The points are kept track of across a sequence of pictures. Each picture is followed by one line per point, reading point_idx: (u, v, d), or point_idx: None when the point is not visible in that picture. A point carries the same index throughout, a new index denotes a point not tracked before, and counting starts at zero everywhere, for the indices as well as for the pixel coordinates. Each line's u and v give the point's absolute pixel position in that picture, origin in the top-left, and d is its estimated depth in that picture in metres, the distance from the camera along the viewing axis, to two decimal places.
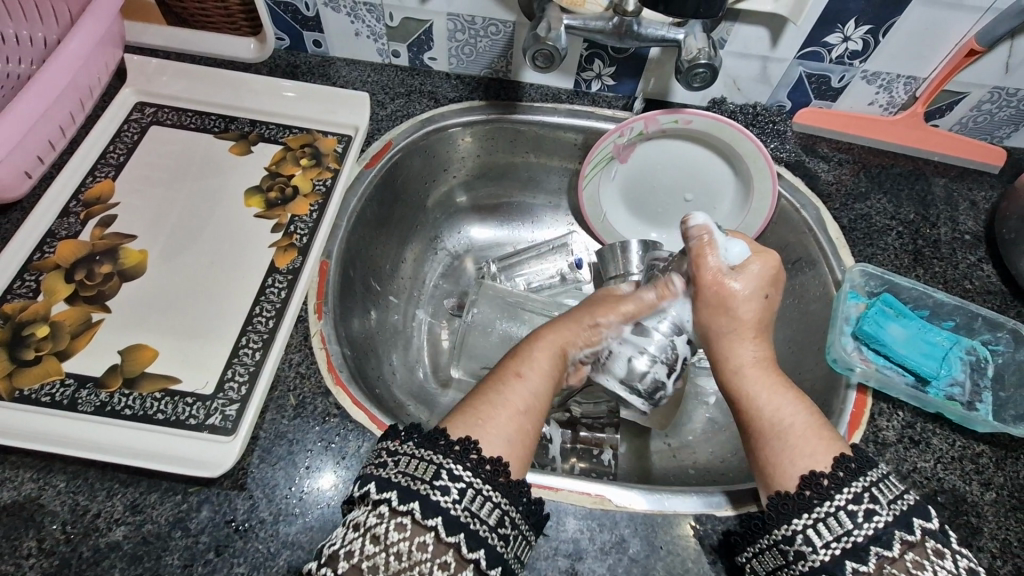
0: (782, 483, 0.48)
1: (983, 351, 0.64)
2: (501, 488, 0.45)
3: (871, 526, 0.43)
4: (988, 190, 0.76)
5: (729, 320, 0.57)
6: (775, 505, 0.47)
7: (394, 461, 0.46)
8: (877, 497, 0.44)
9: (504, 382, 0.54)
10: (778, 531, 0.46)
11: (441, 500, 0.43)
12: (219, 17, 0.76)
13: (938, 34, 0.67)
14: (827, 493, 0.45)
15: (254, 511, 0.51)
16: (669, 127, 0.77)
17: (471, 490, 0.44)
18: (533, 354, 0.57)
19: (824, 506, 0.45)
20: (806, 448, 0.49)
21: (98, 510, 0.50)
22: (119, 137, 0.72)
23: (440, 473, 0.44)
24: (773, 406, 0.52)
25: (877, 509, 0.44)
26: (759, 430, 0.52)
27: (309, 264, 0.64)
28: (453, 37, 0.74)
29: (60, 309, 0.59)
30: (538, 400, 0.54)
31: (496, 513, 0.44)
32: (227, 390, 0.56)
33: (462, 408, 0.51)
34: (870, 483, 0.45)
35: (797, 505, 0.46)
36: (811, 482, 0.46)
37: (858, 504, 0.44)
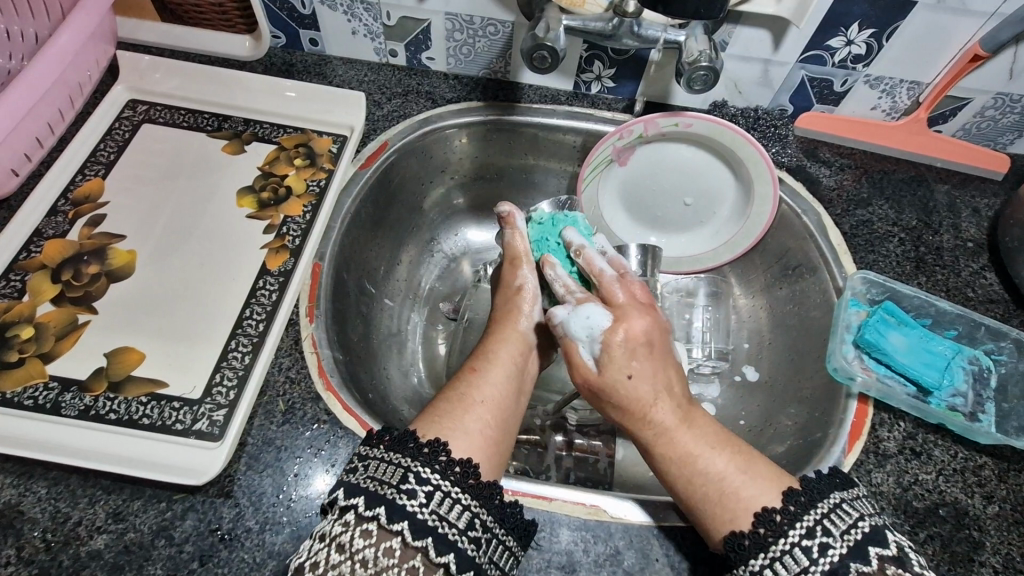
0: (735, 525, 0.47)
1: (985, 361, 0.63)
2: (470, 490, 0.44)
3: (828, 560, 0.42)
4: (991, 197, 0.75)
5: (624, 368, 0.52)
6: (732, 546, 0.45)
7: (363, 466, 0.45)
8: (830, 528, 0.44)
9: (465, 381, 0.54)
10: (737, 571, 0.45)
11: (407, 505, 0.42)
12: (214, 13, 0.75)
13: (942, 39, 0.66)
14: (781, 530, 0.44)
15: (240, 519, 0.50)
16: (669, 130, 0.76)
17: (439, 494, 0.43)
18: (491, 352, 0.57)
19: (779, 544, 0.44)
20: (748, 488, 0.48)
21: (79, 518, 0.49)
22: (110, 134, 0.71)
23: (407, 477, 0.43)
24: (695, 451, 0.50)
25: (831, 542, 0.43)
26: (695, 490, 0.49)
27: (301, 266, 0.63)
28: (451, 36, 0.73)
29: (45, 310, 0.58)
30: (502, 390, 0.54)
31: (465, 517, 0.43)
32: (215, 394, 0.55)
33: (426, 411, 0.51)
34: (821, 515, 0.44)
35: (753, 546, 0.45)
36: (766, 519, 0.45)
37: (811, 539, 0.43)
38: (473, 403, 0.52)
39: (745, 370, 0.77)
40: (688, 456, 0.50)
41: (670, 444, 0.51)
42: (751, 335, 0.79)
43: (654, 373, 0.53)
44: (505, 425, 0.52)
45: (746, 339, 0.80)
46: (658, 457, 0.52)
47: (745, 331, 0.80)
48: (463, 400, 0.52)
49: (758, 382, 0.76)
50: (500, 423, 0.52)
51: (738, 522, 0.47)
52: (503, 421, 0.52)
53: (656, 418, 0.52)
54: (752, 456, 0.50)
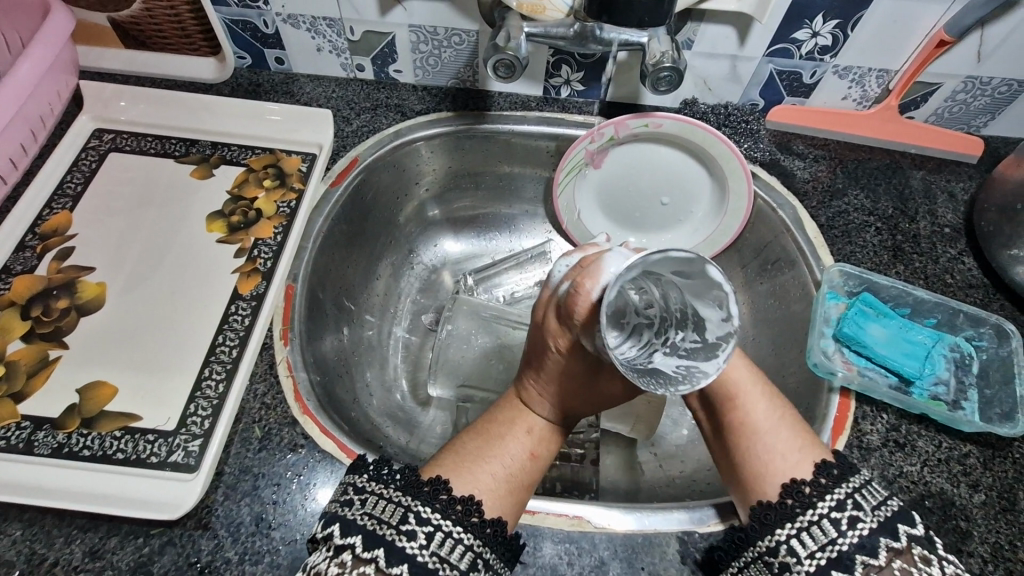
0: (762, 492, 0.47)
1: (967, 348, 0.63)
2: (473, 530, 0.44)
3: (855, 534, 0.42)
4: (966, 182, 0.75)
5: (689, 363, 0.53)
6: (757, 516, 0.46)
7: (361, 501, 0.44)
8: (861, 503, 0.44)
9: (486, 440, 0.51)
10: (761, 543, 0.45)
11: (407, 546, 0.41)
12: (177, 37, 0.74)
13: (907, 26, 0.66)
14: (809, 500, 0.45)
15: (219, 551, 0.49)
16: (640, 131, 0.75)
17: (440, 534, 0.43)
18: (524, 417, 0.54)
19: (808, 515, 0.44)
20: (784, 455, 0.48)
21: (56, 558, 0.48)
22: (77, 166, 0.70)
23: (407, 517, 0.43)
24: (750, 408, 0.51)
25: (861, 516, 0.43)
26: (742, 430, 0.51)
27: (273, 289, 0.63)
28: (416, 48, 0.73)
29: (16, 348, 0.58)
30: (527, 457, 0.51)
31: (467, 558, 0.43)
32: (190, 425, 0.54)
33: (444, 455, 0.50)
34: (853, 489, 0.45)
35: (779, 516, 0.45)
36: (793, 490, 0.46)
37: (841, 511, 0.44)
38: (506, 447, 0.51)
39: None
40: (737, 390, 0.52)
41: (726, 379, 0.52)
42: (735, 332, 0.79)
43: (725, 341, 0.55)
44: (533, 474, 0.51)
45: None
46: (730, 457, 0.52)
47: None
48: (496, 443, 0.51)
49: None
50: (527, 475, 0.50)
51: (766, 493, 0.47)
52: (544, 462, 0.53)
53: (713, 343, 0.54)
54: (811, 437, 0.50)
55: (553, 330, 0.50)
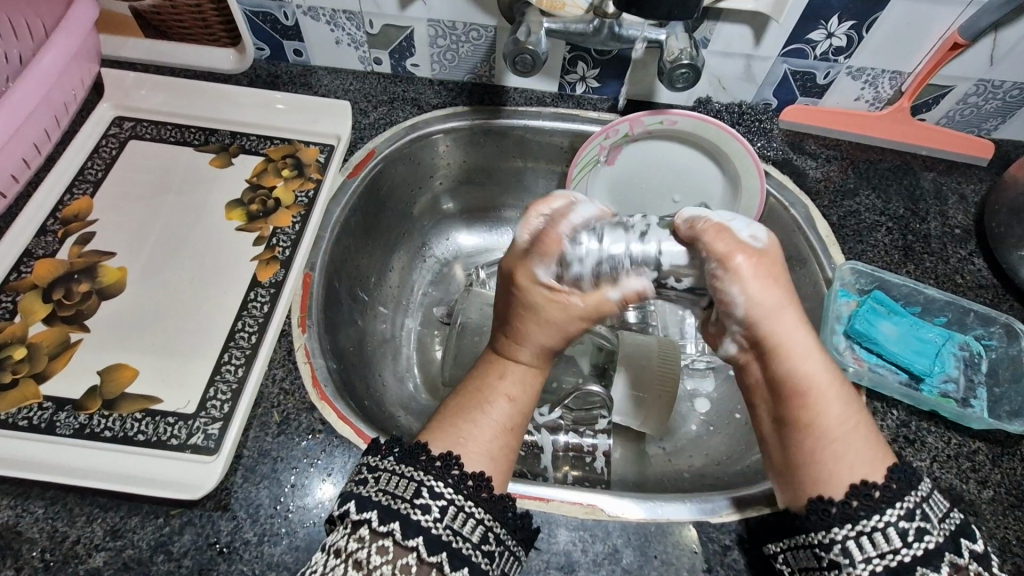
0: (826, 492, 0.44)
1: (976, 346, 0.63)
2: (483, 504, 0.44)
3: (920, 546, 0.41)
4: (977, 183, 0.76)
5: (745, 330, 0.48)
6: (816, 511, 0.43)
7: (375, 478, 0.45)
8: (928, 514, 0.42)
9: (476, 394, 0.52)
10: (814, 535, 0.43)
11: (422, 520, 0.42)
12: (197, 28, 0.75)
13: (922, 28, 0.66)
14: (875, 506, 0.42)
15: (238, 532, 0.50)
16: (655, 128, 0.76)
17: (453, 508, 0.43)
18: (509, 357, 0.53)
19: (873, 521, 0.42)
20: (852, 454, 0.45)
21: (77, 537, 0.49)
22: (97, 153, 0.71)
23: (420, 491, 0.43)
24: (833, 406, 0.46)
25: (929, 529, 0.41)
26: (823, 421, 0.45)
27: (292, 277, 0.63)
28: (435, 43, 0.73)
29: (38, 330, 0.58)
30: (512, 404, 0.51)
31: (480, 530, 0.43)
32: (209, 408, 0.55)
33: (436, 420, 0.51)
34: (921, 499, 0.42)
35: (839, 516, 0.42)
36: (861, 493, 0.43)
37: (910, 521, 0.41)
38: (490, 397, 0.51)
39: None
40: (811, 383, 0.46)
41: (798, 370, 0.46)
42: None
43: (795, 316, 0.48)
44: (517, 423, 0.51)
45: None
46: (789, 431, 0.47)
47: None
48: (475, 401, 0.51)
49: None
50: (512, 421, 0.50)
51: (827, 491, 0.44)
52: (525, 409, 0.52)
53: (798, 335, 0.47)
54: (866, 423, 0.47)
55: (521, 266, 0.52)
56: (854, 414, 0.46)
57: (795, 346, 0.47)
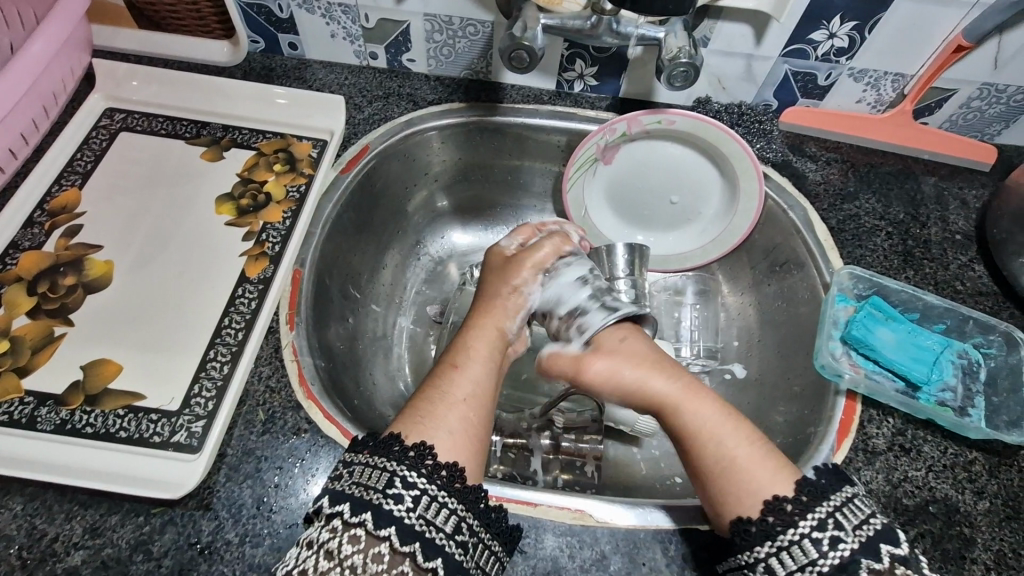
0: (737, 511, 0.46)
1: (974, 354, 0.62)
2: (456, 494, 0.44)
3: (837, 555, 0.42)
4: (979, 189, 0.74)
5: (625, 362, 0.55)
6: (739, 532, 0.45)
7: (349, 472, 0.44)
8: (842, 522, 0.43)
9: (444, 377, 0.53)
10: (744, 556, 0.45)
11: (394, 509, 0.41)
12: (191, 19, 0.74)
13: (926, 30, 0.65)
14: (790, 519, 0.44)
15: (220, 532, 0.49)
16: (653, 127, 0.75)
17: (426, 498, 0.43)
18: (471, 344, 0.56)
19: (788, 535, 0.43)
20: (761, 473, 0.47)
21: (56, 534, 0.48)
22: (87, 144, 0.70)
23: (393, 481, 0.43)
24: (716, 435, 0.49)
25: (843, 536, 0.42)
26: (707, 455, 0.49)
27: (281, 273, 0.62)
28: (431, 38, 0.72)
29: (21, 323, 0.57)
30: (481, 388, 0.52)
31: (452, 521, 0.43)
32: (194, 405, 0.54)
33: (404, 410, 0.50)
34: (833, 508, 0.44)
35: (759, 535, 0.44)
36: (774, 508, 0.45)
37: (822, 531, 0.43)
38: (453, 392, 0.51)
39: (733, 367, 0.77)
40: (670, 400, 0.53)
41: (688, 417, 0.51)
42: (742, 333, 0.78)
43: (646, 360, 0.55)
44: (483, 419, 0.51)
45: (736, 337, 0.79)
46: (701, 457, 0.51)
47: (734, 329, 0.79)
48: (438, 396, 0.50)
49: (747, 380, 0.75)
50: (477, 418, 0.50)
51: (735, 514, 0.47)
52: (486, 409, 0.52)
53: (658, 387, 0.53)
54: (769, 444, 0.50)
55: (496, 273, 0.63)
56: (744, 441, 0.49)
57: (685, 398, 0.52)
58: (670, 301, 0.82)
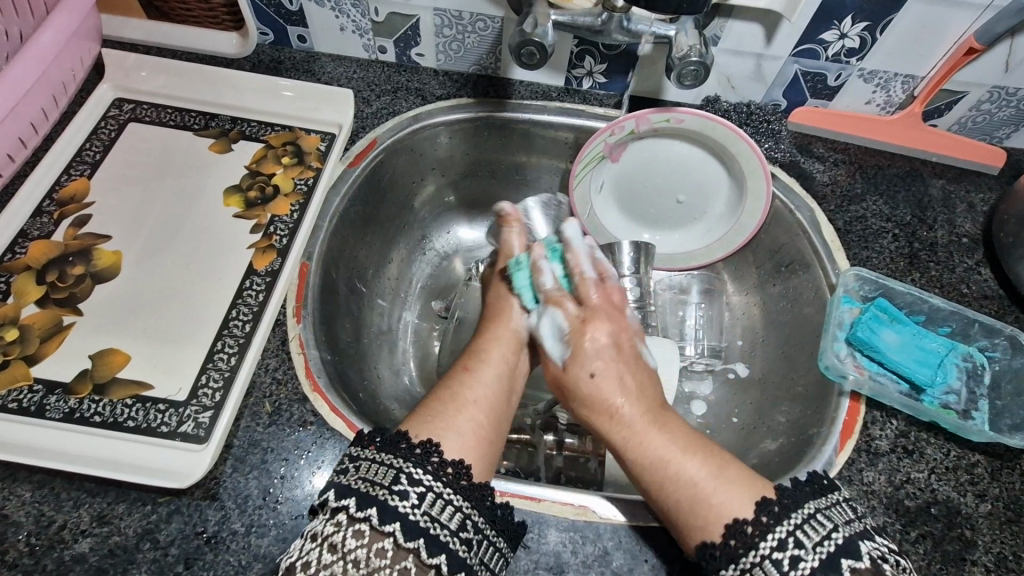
0: (702, 537, 0.47)
1: (979, 358, 0.62)
2: (461, 491, 0.45)
3: (799, 574, 0.41)
4: (986, 193, 0.74)
5: (588, 367, 0.59)
6: (705, 556, 0.46)
7: (355, 467, 0.45)
8: (802, 540, 0.43)
9: (458, 381, 0.56)
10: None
11: (399, 505, 0.42)
12: (201, 11, 0.74)
13: (937, 32, 0.65)
14: (751, 541, 0.44)
15: (225, 522, 0.49)
16: (661, 125, 0.75)
17: (431, 495, 0.43)
18: (484, 351, 0.60)
19: (749, 556, 0.43)
20: (716, 495, 0.47)
21: (64, 521, 0.48)
22: (96, 134, 0.70)
23: (399, 477, 0.43)
24: (673, 468, 0.50)
25: (802, 555, 0.42)
26: (652, 466, 0.51)
27: (288, 265, 0.63)
28: (440, 32, 0.72)
29: (30, 312, 0.58)
30: (491, 395, 0.55)
31: (457, 518, 0.43)
32: (201, 396, 0.54)
33: (416, 411, 0.51)
34: (794, 526, 0.43)
35: (723, 557, 0.45)
36: (735, 530, 0.45)
37: (782, 551, 0.43)
38: (463, 407, 0.52)
39: (737, 366, 0.77)
40: (642, 437, 0.53)
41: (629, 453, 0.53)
42: (746, 333, 0.79)
43: (622, 386, 0.57)
44: (496, 429, 0.53)
45: (741, 337, 0.79)
46: (645, 450, 0.52)
47: (739, 329, 0.79)
48: (452, 407, 0.52)
49: (750, 379, 0.75)
50: (485, 431, 0.52)
51: (710, 533, 0.46)
52: (497, 437, 0.53)
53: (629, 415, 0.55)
54: (726, 465, 0.50)
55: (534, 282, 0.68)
56: (698, 461, 0.50)
57: (606, 397, 0.57)
58: (673, 300, 0.81)
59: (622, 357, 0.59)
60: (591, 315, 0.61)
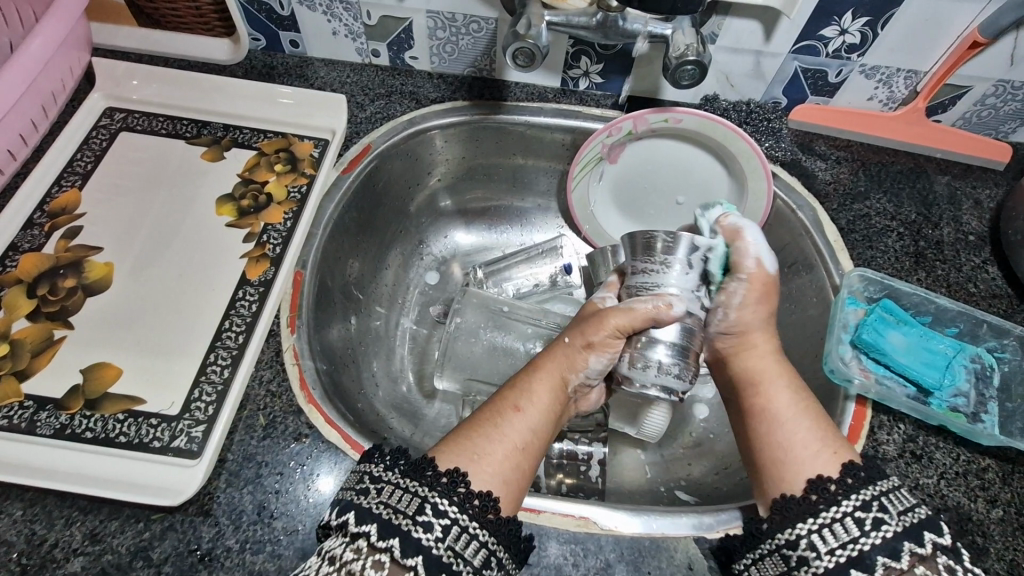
0: (785, 488, 0.48)
1: (988, 359, 0.61)
2: (488, 526, 0.43)
3: (879, 534, 0.42)
4: (993, 188, 0.73)
5: (739, 305, 0.58)
6: (780, 509, 0.46)
7: (377, 490, 0.43)
8: (887, 506, 0.43)
9: (502, 417, 0.51)
10: (779, 535, 0.45)
11: (423, 538, 0.41)
12: (192, 18, 0.73)
13: (940, 25, 0.63)
14: (833, 498, 0.44)
15: (219, 539, 0.49)
16: (659, 126, 0.73)
17: (457, 529, 0.42)
18: (533, 387, 0.55)
19: (830, 513, 0.44)
20: (808, 455, 0.49)
21: (56, 540, 0.48)
22: (87, 144, 0.69)
23: (424, 508, 0.42)
24: (775, 413, 0.52)
25: (885, 518, 0.42)
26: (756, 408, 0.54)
27: (281, 275, 0.62)
28: (434, 35, 0.71)
29: (20, 327, 0.57)
30: (535, 436, 0.52)
31: (481, 555, 0.42)
32: (194, 410, 0.54)
33: (449, 442, 0.49)
34: (879, 493, 0.43)
35: (802, 511, 0.45)
36: (818, 486, 0.46)
37: (866, 511, 0.43)
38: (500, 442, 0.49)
39: None
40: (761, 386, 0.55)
41: (752, 396, 0.55)
42: None
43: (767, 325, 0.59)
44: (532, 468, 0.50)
45: None
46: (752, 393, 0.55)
47: None
48: (492, 438, 0.49)
49: None
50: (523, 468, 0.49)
51: (793, 488, 0.48)
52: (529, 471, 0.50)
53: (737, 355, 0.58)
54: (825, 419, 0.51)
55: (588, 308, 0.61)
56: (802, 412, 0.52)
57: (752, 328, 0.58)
58: None
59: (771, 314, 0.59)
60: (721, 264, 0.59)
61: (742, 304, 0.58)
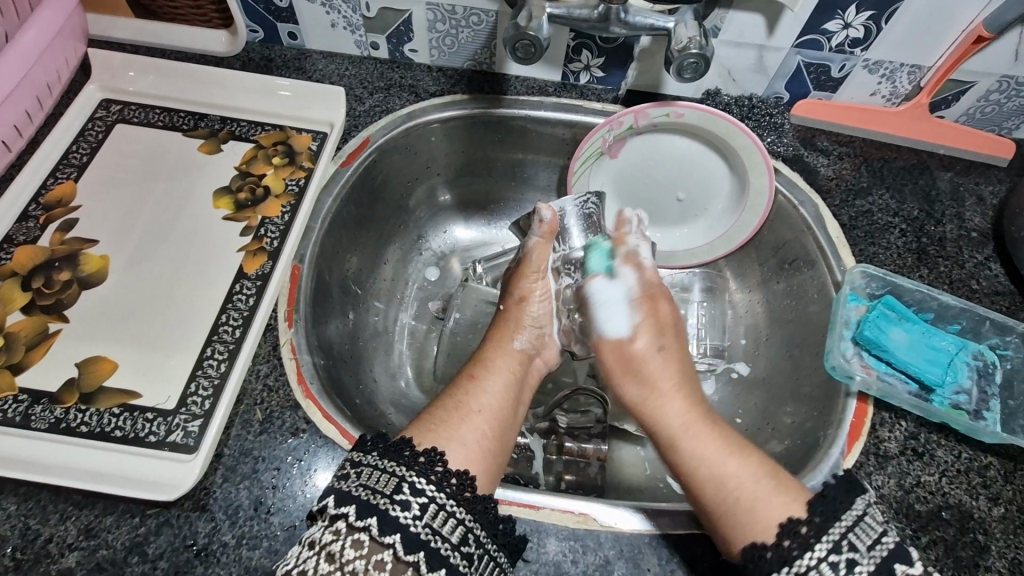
0: (754, 535, 0.45)
1: (990, 356, 0.61)
2: (464, 503, 0.43)
3: None
4: (996, 185, 0.72)
5: (656, 343, 0.62)
6: (750, 556, 0.44)
7: (357, 473, 0.43)
8: (855, 543, 0.41)
9: (463, 390, 0.54)
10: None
11: (401, 517, 0.40)
12: (189, 8, 0.72)
13: (944, 20, 0.63)
14: (806, 543, 0.43)
15: (215, 534, 0.48)
16: (660, 120, 0.73)
17: (434, 506, 0.42)
18: (492, 359, 0.59)
19: (805, 559, 0.42)
20: (771, 496, 0.47)
21: (50, 535, 0.47)
22: (83, 136, 0.69)
23: (401, 486, 0.42)
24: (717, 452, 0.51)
25: (857, 558, 0.41)
26: (698, 478, 0.51)
27: (279, 268, 0.61)
28: (433, 27, 0.70)
29: (15, 319, 0.57)
30: (497, 399, 0.54)
31: (460, 531, 0.42)
32: (190, 404, 0.53)
33: (422, 417, 0.51)
34: (846, 529, 0.42)
35: (774, 561, 0.43)
36: (789, 530, 0.44)
37: (838, 555, 0.41)
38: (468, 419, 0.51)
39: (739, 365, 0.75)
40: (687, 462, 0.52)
41: (684, 450, 0.53)
42: (749, 332, 0.77)
43: (679, 373, 0.60)
44: (502, 438, 0.52)
45: (745, 335, 0.77)
46: (680, 451, 0.53)
47: (743, 328, 0.78)
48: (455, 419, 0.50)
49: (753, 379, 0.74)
50: (493, 449, 0.50)
51: (759, 533, 0.45)
52: (498, 448, 0.51)
53: (673, 415, 0.56)
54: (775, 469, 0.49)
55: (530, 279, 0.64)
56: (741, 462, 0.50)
57: (661, 384, 0.59)
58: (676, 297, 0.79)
59: (678, 359, 0.61)
60: (657, 294, 0.64)
61: (662, 350, 0.61)
